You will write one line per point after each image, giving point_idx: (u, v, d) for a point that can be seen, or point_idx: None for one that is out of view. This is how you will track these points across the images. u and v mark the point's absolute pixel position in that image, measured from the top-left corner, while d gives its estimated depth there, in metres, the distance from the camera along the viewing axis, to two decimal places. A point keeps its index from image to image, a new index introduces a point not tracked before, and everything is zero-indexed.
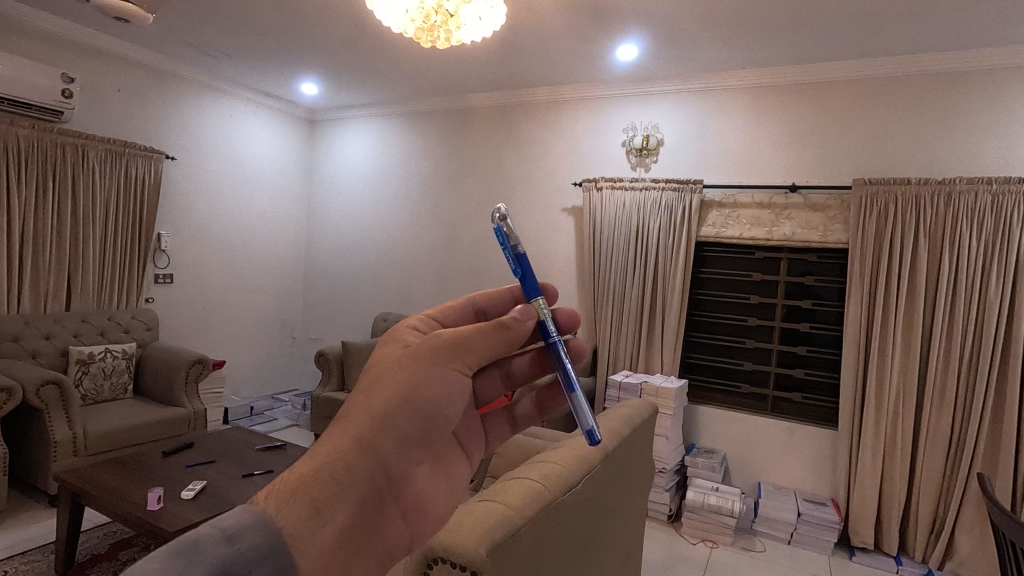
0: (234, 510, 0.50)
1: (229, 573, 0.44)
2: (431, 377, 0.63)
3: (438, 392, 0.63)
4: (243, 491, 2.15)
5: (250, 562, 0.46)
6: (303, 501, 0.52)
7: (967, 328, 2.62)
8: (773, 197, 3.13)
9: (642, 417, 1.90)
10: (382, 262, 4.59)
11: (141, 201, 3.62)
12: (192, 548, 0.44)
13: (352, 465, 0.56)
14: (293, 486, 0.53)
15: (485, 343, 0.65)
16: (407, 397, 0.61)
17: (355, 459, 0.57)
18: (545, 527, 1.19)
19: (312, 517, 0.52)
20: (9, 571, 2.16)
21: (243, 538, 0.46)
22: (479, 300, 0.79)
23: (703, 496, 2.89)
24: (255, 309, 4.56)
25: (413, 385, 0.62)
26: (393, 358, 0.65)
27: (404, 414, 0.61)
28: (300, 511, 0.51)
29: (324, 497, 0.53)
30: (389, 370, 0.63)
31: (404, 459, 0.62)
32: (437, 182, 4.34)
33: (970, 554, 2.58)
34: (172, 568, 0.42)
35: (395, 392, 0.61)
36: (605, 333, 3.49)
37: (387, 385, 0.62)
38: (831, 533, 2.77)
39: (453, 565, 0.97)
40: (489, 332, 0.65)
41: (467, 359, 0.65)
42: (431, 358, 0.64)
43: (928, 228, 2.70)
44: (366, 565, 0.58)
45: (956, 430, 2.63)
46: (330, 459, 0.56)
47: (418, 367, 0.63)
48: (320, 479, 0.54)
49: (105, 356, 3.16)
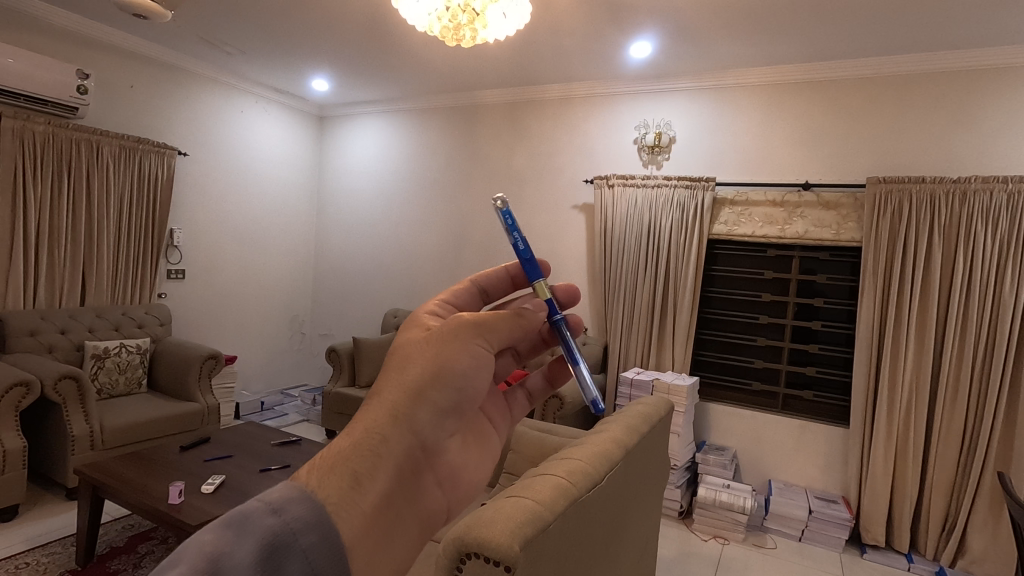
0: (278, 486, 0.47)
1: (276, 546, 0.41)
2: (459, 349, 0.59)
3: (467, 367, 0.59)
4: (261, 485, 2.17)
5: (296, 531, 0.43)
6: (342, 473, 0.48)
7: (980, 327, 2.62)
8: (786, 195, 3.13)
9: (658, 413, 1.92)
10: (392, 258, 4.61)
11: (154, 197, 3.64)
12: (241, 520, 0.42)
13: (388, 437, 0.52)
14: (331, 461, 0.49)
15: (505, 325, 0.62)
16: (437, 368, 0.57)
17: (391, 430, 0.52)
18: (572, 522, 1.20)
19: (352, 489, 0.47)
20: (30, 562, 2.19)
21: (290, 510, 0.44)
22: (481, 280, 0.72)
23: (714, 492, 2.90)
24: (266, 305, 4.58)
25: (441, 358, 0.57)
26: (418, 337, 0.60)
27: (436, 386, 0.57)
28: (341, 482, 0.47)
29: (363, 468, 0.49)
30: (415, 345, 0.58)
31: (438, 431, 0.57)
32: (447, 179, 4.35)
33: (983, 552, 2.59)
34: (224, 541, 0.41)
35: (425, 365, 0.57)
36: (616, 330, 3.50)
37: (416, 359, 0.57)
38: (842, 530, 2.79)
39: (487, 560, 0.98)
40: (506, 315, 0.62)
41: (492, 336, 0.61)
42: (456, 333, 0.59)
43: (942, 226, 2.70)
44: (409, 540, 0.52)
45: (968, 428, 2.63)
46: (365, 432, 0.51)
47: (445, 340, 0.58)
48: (356, 452, 0.50)
49: (120, 351, 3.18)
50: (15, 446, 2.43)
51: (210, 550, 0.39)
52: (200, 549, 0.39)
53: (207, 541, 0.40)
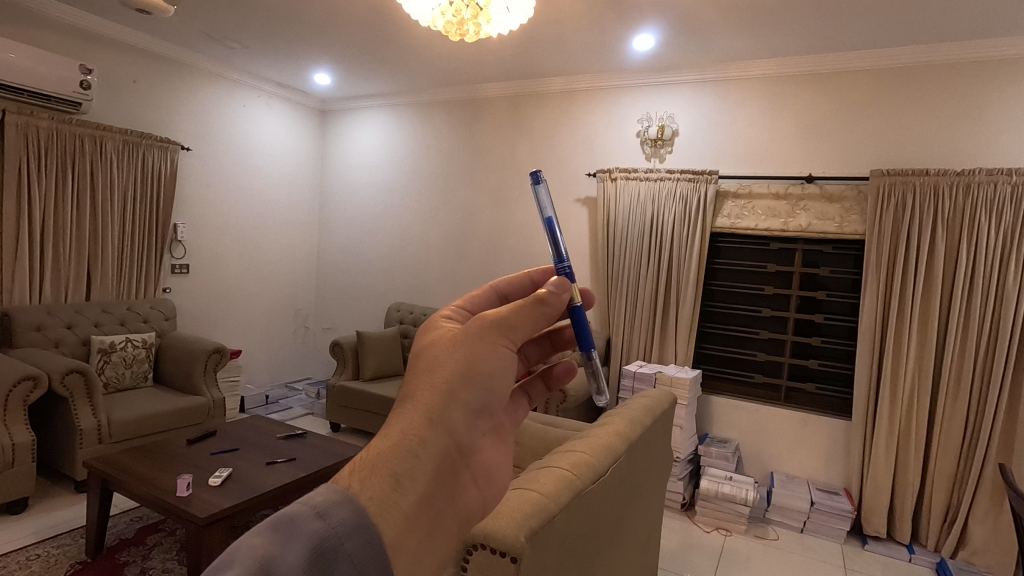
0: (319, 489, 0.45)
1: (323, 551, 0.40)
2: (485, 352, 0.61)
3: (494, 371, 0.61)
4: (268, 477, 2.19)
5: (342, 535, 0.42)
6: (382, 475, 0.48)
7: (983, 320, 2.63)
8: (790, 187, 3.12)
9: (661, 406, 1.92)
10: (395, 252, 4.62)
11: (157, 192, 3.65)
12: (287, 523, 0.41)
13: (425, 439, 0.52)
14: (369, 464, 0.49)
15: (526, 317, 0.64)
16: (466, 370, 0.59)
17: (428, 433, 0.53)
18: (576, 514, 1.21)
19: (394, 491, 0.47)
20: (42, 554, 2.22)
21: (334, 514, 0.42)
22: (502, 286, 0.75)
23: (716, 484, 2.92)
24: (269, 299, 4.60)
25: (470, 360, 0.59)
26: (445, 341, 0.61)
27: (465, 388, 0.58)
28: (382, 484, 0.47)
29: (402, 469, 0.49)
30: (444, 350, 0.60)
31: (468, 432, 0.58)
32: (449, 173, 4.36)
33: (984, 543, 2.60)
34: (272, 545, 0.39)
35: (455, 367, 0.58)
36: (619, 323, 3.51)
37: (445, 364, 0.58)
38: (844, 521, 2.81)
39: (494, 552, 0.99)
40: (528, 306, 0.64)
41: (514, 335, 0.63)
42: (480, 335, 0.61)
43: (946, 219, 2.69)
44: (447, 537, 0.53)
45: (971, 421, 2.64)
46: (401, 434, 0.52)
47: (471, 342, 0.60)
48: (395, 452, 0.50)
49: (126, 346, 3.21)
50: (25, 440, 2.46)
51: (261, 554, 0.38)
52: (250, 554, 0.38)
53: (255, 546, 0.39)
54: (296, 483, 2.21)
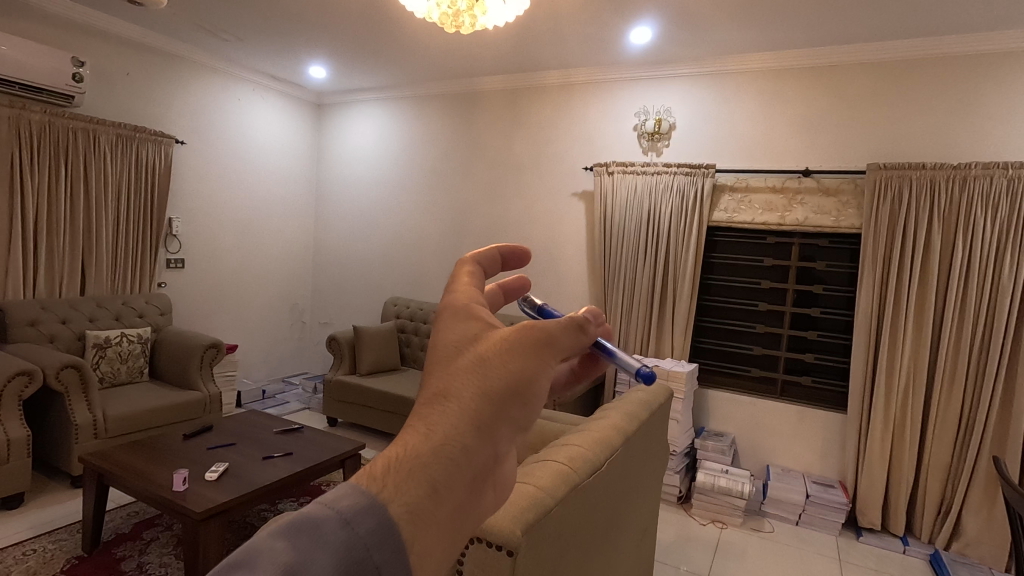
0: (343, 486, 0.39)
1: (351, 564, 0.35)
2: (535, 368, 0.51)
3: (540, 385, 0.52)
4: (264, 472, 2.18)
5: (371, 547, 0.36)
6: (419, 481, 0.40)
7: (978, 314, 2.64)
8: (787, 181, 3.11)
9: (658, 400, 1.93)
10: (391, 246, 4.60)
11: (152, 186, 3.63)
12: (312, 526, 0.36)
13: (468, 449, 0.44)
14: (406, 462, 0.41)
15: (570, 336, 0.56)
16: (518, 381, 0.49)
17: (471, 442, 0.44)
18: (573, 508, 1.21)
19: (429, 499, 0.40)
20: (38, 549, 2.22)
21: (362, 521, 0.37)
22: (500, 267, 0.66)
23: (712, 478, 2.93)
24: (265, 293, 4.58)
25: (521, 372, 0.50)
26: (491, 341, 0.51)
27: (513, 402, 0.49)
28: (419, 492, 0.39)
29: (441, 477, 0.41)
30: (494, 351, 0.50)
31: (512, 445, 0.49)
32: (445, 167, 4.34)
33: (978, 535, 2.61)
34: (298, 551, 0.34)
35: (506, 376, 0.48)
36: (616, 317, 3.51)
37: (496, 365, 0.49)
38: (838, 514, 2.82)
39: (490, 545, 0.99)
40: (575, 329, 0.56)
41: (557, 355, 0.54)
42: (533, 348, 0.51)
43: (942, 212, 2.70)
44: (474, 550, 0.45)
45: (965, 413, 2.66)
46: (442, 435, 0.43)
47: (524, 352, 0.51)
48: (436, 456, 0.42)
49: (121, 341, 3.19)
50: (20, 435, 2.45)
51: (286, 561, 0.33)
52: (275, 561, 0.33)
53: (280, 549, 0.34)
54: (293, 478, 2.21)
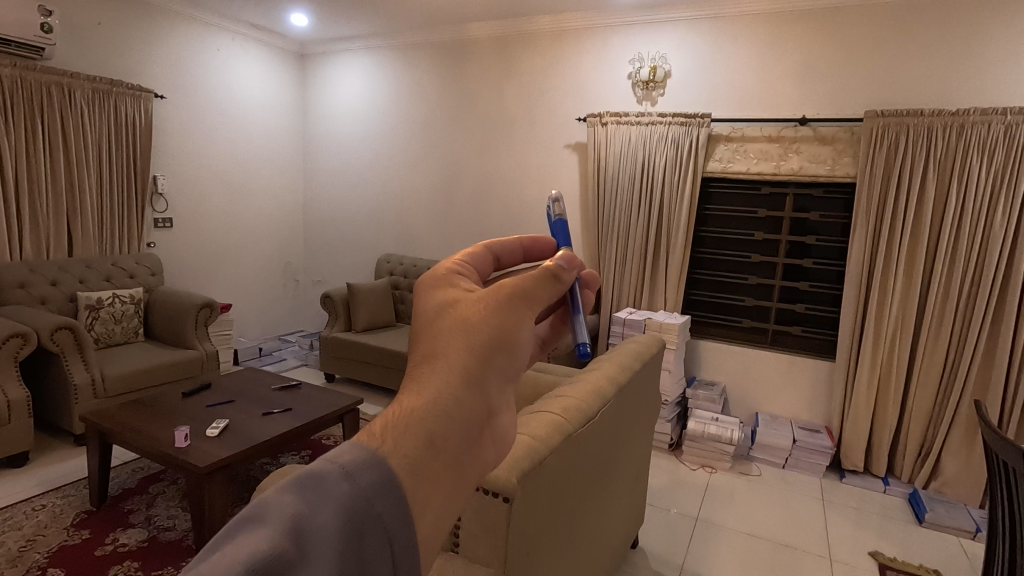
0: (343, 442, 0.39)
1: (355, 515, 0.35)
2: (516, 319, 0.51)
3: (524, 335, 0.52)
4: (265, 428, 2.23)
5: (372, 497, 0.36)
6: (416, 435, 0.40)
7: (968, 262, 2.66)
8: (783, 130, 3.07)
9: (650, 351, 1.96)
10: (383, 202, 4.54)
11: (133, 143, 3.53)
12: (315, 480, 0.36)
13: (461, 401, 0.44)
14: (402, 420, 0.41)
15: (545, 288, 0.56)
16: (502, 331, 0.49)
17: (463, 393, 0.45)
18: (567, 456, 1.25)
19: (427, 452, 0.40)
20: (47, 505, 2.28)
21: (364, 473, 0.37)
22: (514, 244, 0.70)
23: (703, 425, 3.01)
24: (257, 252, 4.54)
25: (505, 325, 0.50)
26: (469, 301, 0.51)
27: (499, 354, 0.49)
28: (415, 444, 0.40)
29: (437, 428, 0.42)
30: (474, 307, 0.50)
31: (505, 396, 0.50)
32: (435, 119, 4.23)
33: (956, 476, 2.72)
34: (304, 503, 0.35)
35: (490, 329, 0.49)
36: (610, 270, 3.52)
37: (478, 319, 0.49)
38: (823, 457, 2.93)
39: (487, 493, 1.03)
40: (546, 280, 0.56)
41: (536, 307, 0.55)
42: (509, 302, 0.52)
43: (938, 160, 2.67)
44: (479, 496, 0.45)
45: (950, 359, 2.72)
46: (433, 390, 0.43)
47: (502, 305, 0.51)
48: (430, 409, 0.42)
49: (113, 302, 3.18)
50: (19, 397, 2.47)
51: (294, 513, 0.34)
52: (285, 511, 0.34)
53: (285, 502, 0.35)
54: (293, 433, 2.26)
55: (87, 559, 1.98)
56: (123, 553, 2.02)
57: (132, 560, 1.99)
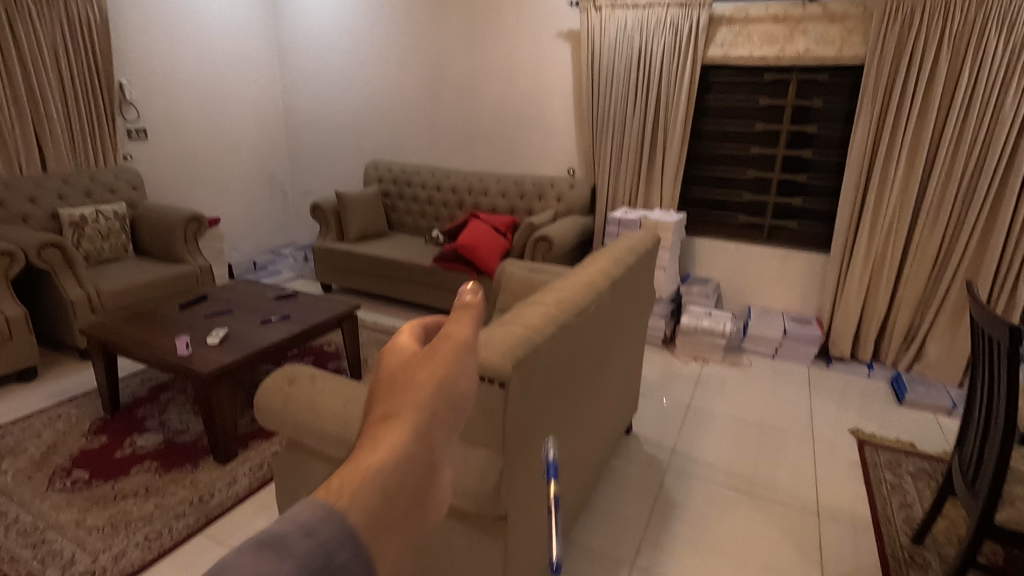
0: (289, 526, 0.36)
1: None
2: (453, 372, 0.50)
3: (463, 384, 0.50)
4: (265, 335, 2.26)
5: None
6: (366, 507, 0.37)
7: (973, 146, 2.58)
8: (790, 8, 2.85)
9: (644, 245, 1.94)
10: (366, 105, 4.31)
11: (91, 45, 3.28)
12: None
13: (410, 460, 0.42)
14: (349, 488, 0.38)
15: (475, 328, 0.55)
16: (439, 383, 0.48)
17: (411, 451, 0.42)
18: (562, 345, 1.27)
19: (380, 519, 0.37)
20: (63, 414, 2.36)
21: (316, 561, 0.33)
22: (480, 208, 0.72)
23: (696, 320, 3.07)
24: (240, 163, 4.38)
25: (442, 381, 0.48)
26: (403, 364, 0.49)
27: (443, 408, 0.47)
28: (368, 515, 0.37)
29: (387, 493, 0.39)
30: (409, 370, 0.48)
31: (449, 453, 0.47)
32: (416, 10, 3.91)
33: (938, 358, 2.82)
34: None
35: (428, 389, 0.47)
36: (605, 169, 3.42)
37: (417, 383, 0.47)
38: (812, 346, 3.02)
39: (482, 379, 1.05)
40: (469, 315, 0.56)
41: (470, 351, 0.53)
42: (441, 353, 0.50)
43: (954, 35, 2.50)
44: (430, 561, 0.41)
45: (944, 246, 2.73)
46: (381, 450, 0.41)
47: (435, 358, 0.49)
48: (379, 475, 0.39)
49: (97, 218, 3.11)
50: (17, 314, 2.48)
51: None
52: None
53: None
54: (293, 339, 2.29)
55: (109, 461, 2.08)
56: (142, 455, 2.12)
57: (151, 460, 2.10)
